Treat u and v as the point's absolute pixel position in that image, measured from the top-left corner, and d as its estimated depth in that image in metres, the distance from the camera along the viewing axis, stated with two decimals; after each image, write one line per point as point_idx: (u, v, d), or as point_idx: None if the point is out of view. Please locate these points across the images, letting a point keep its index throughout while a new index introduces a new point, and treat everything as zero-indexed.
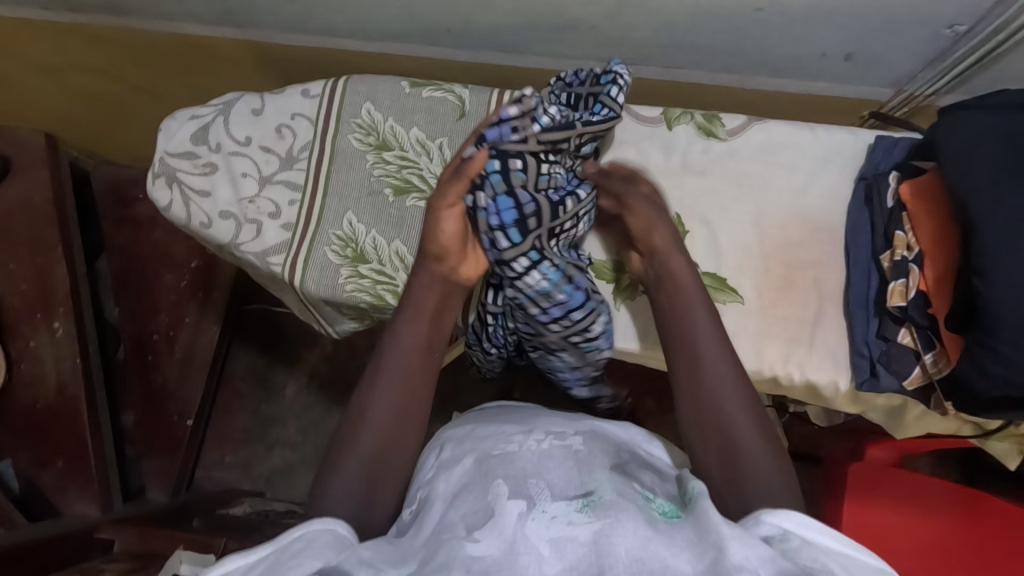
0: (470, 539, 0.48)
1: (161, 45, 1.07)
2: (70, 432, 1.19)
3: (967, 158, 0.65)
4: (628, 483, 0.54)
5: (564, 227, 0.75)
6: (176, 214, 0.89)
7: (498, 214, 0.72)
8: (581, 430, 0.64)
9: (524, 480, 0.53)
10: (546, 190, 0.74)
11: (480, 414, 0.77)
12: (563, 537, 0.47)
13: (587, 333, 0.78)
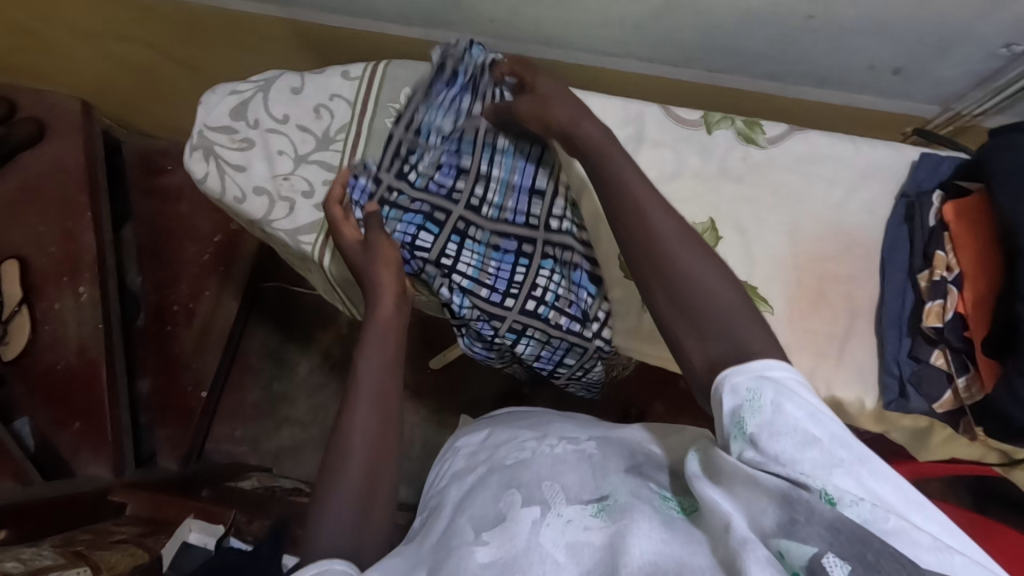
0: (481, 542, 0.49)
1: (202, 18, 1.09)
2: (88, 395, 1.21)
3: (1017, 181, 0.63)
4: (644, 484, 0.52)
5: (484, 194, 0.80)
6: (210, 186, 0.89)
7: (406, 231, 0.78)
8: (595, 436, 0.63)
9: (537, 484, 0.53)
10: (433, 181, 0.80)
11: (493, 419, 0.78)
12: (578, 542, 0.46)
13: (542, 293, 0.80)
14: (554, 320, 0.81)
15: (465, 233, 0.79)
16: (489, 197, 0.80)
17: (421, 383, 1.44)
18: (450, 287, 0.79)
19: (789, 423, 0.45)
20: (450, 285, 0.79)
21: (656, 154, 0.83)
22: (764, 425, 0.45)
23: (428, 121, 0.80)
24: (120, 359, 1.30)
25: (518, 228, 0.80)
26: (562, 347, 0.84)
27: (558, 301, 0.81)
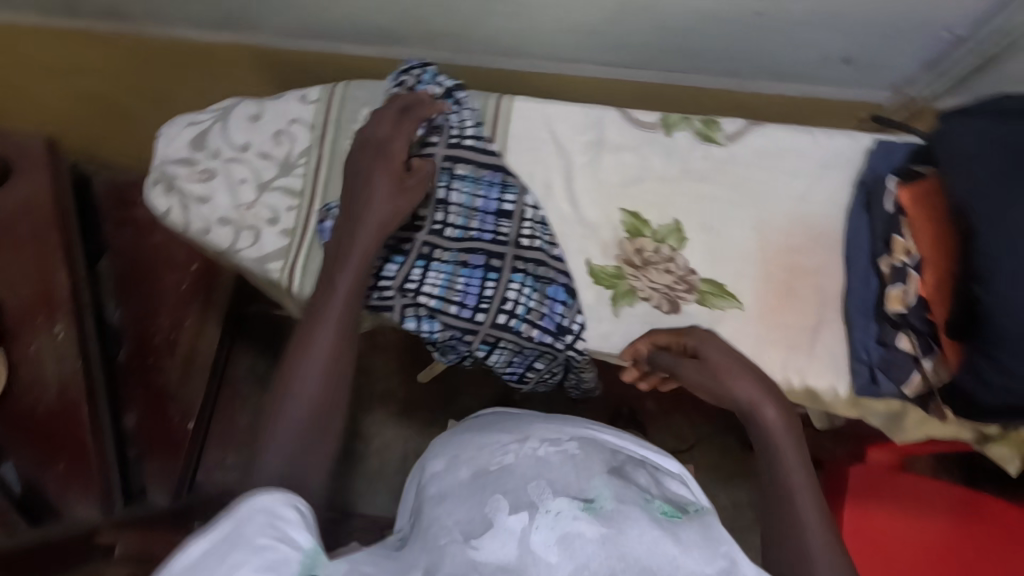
0: (470, 546, 0.48)
1: (159, 49, 1.08)
2: (71, 434, 1.18)
3: (965, 165, 0.65)
4: (627, 485, 0.53)
5: (446, 218, 0.79)
6: (174, 220, 0.89)
7: (372, 265, 0.79)
8: (574, 436, 0.62)
9: (523, 487, 0.52)
10: (395, 216, 0.79)
11: (478, 421, 0.77)
12: (570, 535, 0.47)
13: (512, 307, 0.78)
14: (527, 332, 0.78)
15: (430, 256, 0.79)
16: (454, 219, 0.79)
17: (410, 399, 1.43)
18: (418, 314, 0.79)
19: None
20: (420, 309, 0.78)
21: (618, 158, 0.84)
22: None
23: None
24: (102, 396, 1.28)
25: (485, 245, 0.79)
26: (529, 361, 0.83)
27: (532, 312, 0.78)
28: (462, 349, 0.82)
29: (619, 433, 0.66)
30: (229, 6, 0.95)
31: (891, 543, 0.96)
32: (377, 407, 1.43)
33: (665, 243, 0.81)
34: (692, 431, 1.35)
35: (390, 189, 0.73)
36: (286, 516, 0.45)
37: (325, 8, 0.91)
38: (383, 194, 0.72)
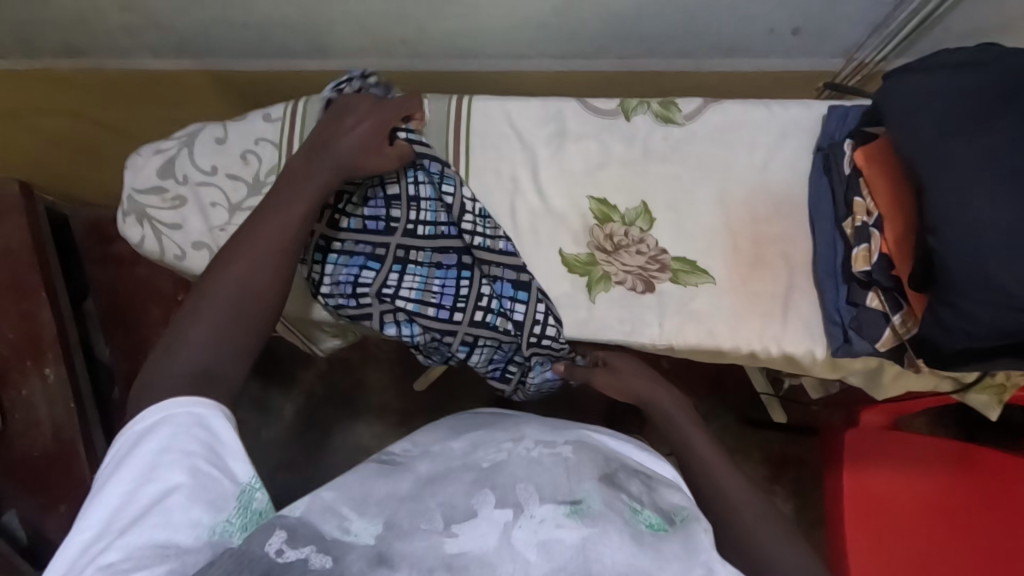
0: (449, 532, 0.48)
1: (120, 82, 1.08)
2: (70, 473, 1.19)
3: (913, 119, 0.66)
4: (617, 495, 0.54)
5: (417, 218, 0.80)
6: (149, 249, 0.89)
7: (348, 272, 0.79)
8: (571, 440, 0.64)
9: (512, 486, 0.53)
10: (369, 222, 0.80)
11: (463, 417, 0.77)
12: (551, 540, 0.48)
13: (486, 303, 0.78)
14: (503, 326, 0.79)
15: (406, 259, 0.79)
16: (422, 219, 0.80)
17: (407, 406, 1.44)
18: (397, 320, 0.80)
19: None
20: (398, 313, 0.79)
21: (580, 147, 0.85)
22: None
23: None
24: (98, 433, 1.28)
25: (454, 242, 0.80)
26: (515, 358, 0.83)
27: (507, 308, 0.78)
28: (444, 350, 0.83)
29: (615, 437, 0.69)
30: (186, 32, 0.96)
31: (892, 506, 0.97)
32: (375, 417, 1.44)
33: (634, 225, 0.82)
34: None
35: (366, 138, 0.74)
36: (221, 439, 0.52)
37: (279, 26, 0.92)
38: (357, 142, 0.74)
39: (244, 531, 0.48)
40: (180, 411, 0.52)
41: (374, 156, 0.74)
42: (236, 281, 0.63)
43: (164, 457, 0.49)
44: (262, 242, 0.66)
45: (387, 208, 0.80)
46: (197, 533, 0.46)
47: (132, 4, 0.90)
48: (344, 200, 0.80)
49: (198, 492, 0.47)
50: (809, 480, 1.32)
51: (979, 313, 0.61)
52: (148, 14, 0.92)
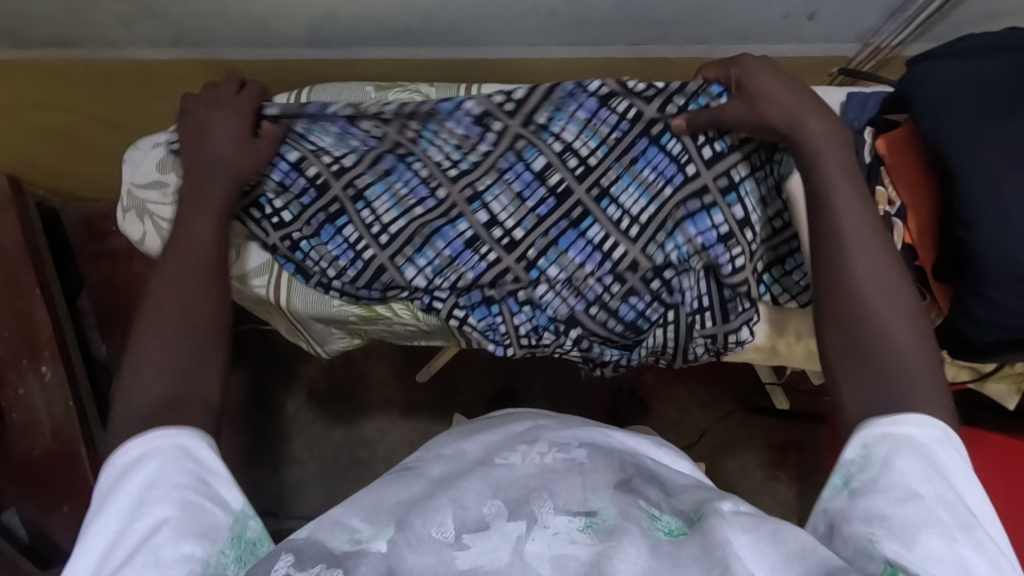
0: (460, 545, 0.47)
1: (114, 74, 1.05)
2: (73, 475, 1.18)
3: (942, 105, 0.65)
4: (633, 502, 0.51)
5: (331, 142, 0.82)
6: (151, 245, 0.87)
7: (330, 245, 0.81)
8: (586, 442, 0.61)
9: (524, 496, 0.51)
10: (291, 176, 0.80)
11: (490, 419, 0.74)
12: (564, 556, 0.46)
13: (451, 157, 0.81)
14: (474, 151, 0.81)
15: (358, 190, 0.81)
16: (338, 155, 0.81)
17: (412, 399, 1.42)
18: (408, 256, 0.80)
19: (893, 479, 0.48)
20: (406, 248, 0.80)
21: None
22: (868, 481, 0.49)
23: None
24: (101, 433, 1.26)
25: (384, 149, 0.82)
26: (588, 191, 0.79)
27: (483, 123, 0.81)
28: (469, 256, 0.79)
29: (634, 435, 0.67)
30: (180, 21, 0.92)
31: None
32: (378, 411, 1.42)
33: None
34: (693, 400, 1.36)
35: (234, 142, 0.75)
36: (210, 468, 0.51)
37: (278, 14, 0.89)
38: (226, 150, 0.75)
39: (239, 563, 0.46)
40: (166, 442, 0.51)
41: (255, 153, 0.77)
42: (166, 317, 0.60)
43: (155, 488, 0.48)
44: (187, 261, 0.65)
45: (299, 171, 0.80)
46: (190, 566, 0.44)
47: None
48: (264, 205, 0.80)
49: (190, 515, 0.47)
50: (816, 468, 1.32)
51: (1007, 303, 0.62)
52: (141, 3, 0.88)
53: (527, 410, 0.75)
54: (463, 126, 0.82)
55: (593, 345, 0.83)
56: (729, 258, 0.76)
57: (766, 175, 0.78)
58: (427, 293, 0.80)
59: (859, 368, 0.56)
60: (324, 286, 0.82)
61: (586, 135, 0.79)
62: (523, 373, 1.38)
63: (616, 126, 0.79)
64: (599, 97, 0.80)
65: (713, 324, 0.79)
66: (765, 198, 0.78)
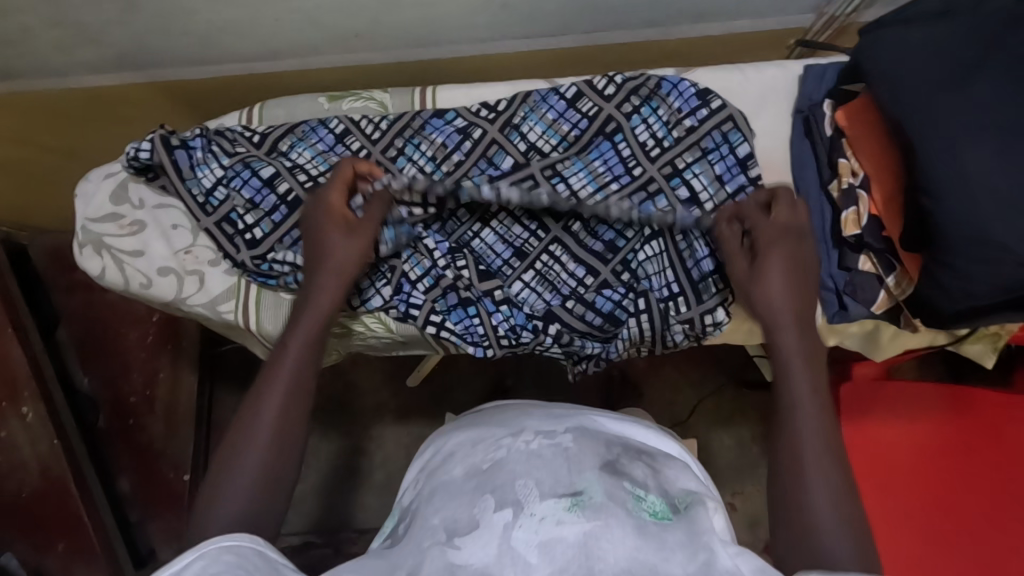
0: (451, 545, 0.48)
1: (60, 102, 1.01)
2: (63, 510, 1.09)
3: (897, 74, 0.64)
4: (618, 482, 0.52)
5: (303, 160, 0.83)
6: (112, 280, 0.83)
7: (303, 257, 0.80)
8: (572, 426, 0.60)
9: (511, 483, 0.51)
10: (260, 195, 0.81)
11: (478, 415, 0.71)
12: (551, 540, 0.46)
13: (426, 167, 0.81)
14: (447, 160, 0.81)
15: None
16: (317, 171, 0.82)
17: (404, 404, 1.35)
18: (373, 275, 0.79)
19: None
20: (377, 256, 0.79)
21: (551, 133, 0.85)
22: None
23: (197, 184, 0.82)
24: (88, 467, 1.17)
25: None
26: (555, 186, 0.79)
27: (464, 133, 0.82)
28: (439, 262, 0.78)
29: (617, 418, 0.65)
30: (123, 44, 0.89)
31: (889, 454, 0.88)
32: (372, 420, 1.35)
33: None
34: (685, 381, 1.35)
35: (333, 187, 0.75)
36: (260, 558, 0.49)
37: (223, 29, 0.86)
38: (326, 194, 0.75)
39: None
40: (228, 544, 0.48)
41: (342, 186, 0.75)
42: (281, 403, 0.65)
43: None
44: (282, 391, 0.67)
45: (271, 187, 0.81)
46: None
47: (64, 20, 0.84)
48: (236, 221, 0.81)
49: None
50: None
51: (974, 271, 0.61)
52: (80, 29, 0.86)
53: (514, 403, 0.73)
54: (445, 136, 0.82)
55: (574, 339, 0.77)
56: (687, 234, 0.77)
57: (719, 155, 0.78)
58: (400, 294, 0.78)
59: (792, 532, 0.59)
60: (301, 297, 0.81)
61: (549, 132, 0.81)
62: (513, 368, 1.35)
63: (579, 122, 0.81)
64: (567, 98, 0.82)
65: (687, 308, 0.76)
66: (727, 172, 0.77)
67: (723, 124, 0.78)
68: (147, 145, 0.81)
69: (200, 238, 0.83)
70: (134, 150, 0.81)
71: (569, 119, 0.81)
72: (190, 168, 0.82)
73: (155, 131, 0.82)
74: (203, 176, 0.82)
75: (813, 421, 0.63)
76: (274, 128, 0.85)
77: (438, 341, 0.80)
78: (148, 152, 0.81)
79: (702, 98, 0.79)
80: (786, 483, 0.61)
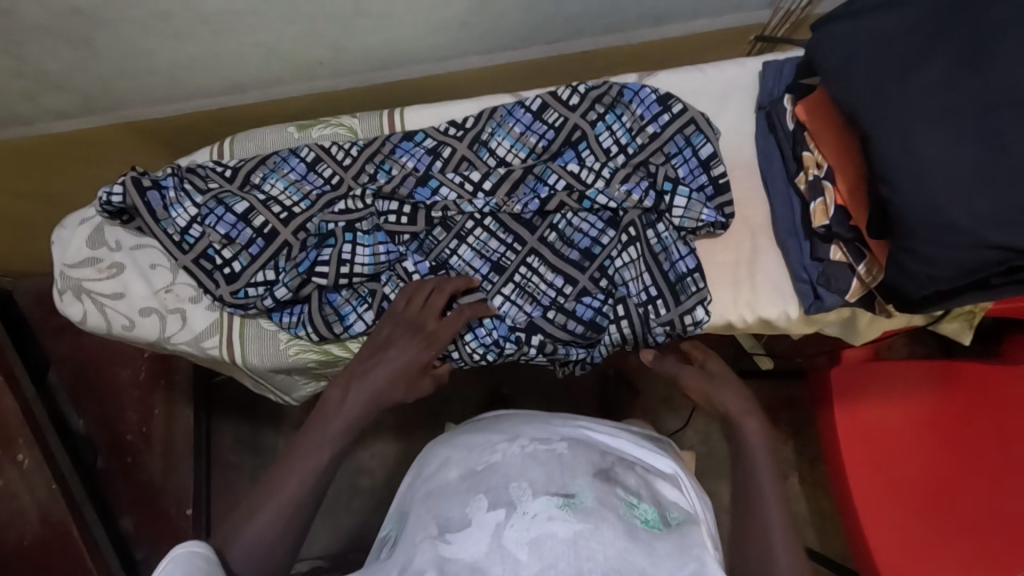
0: (443, 541, 0.48)
1: (33, 150, 1.01)
2: (68, 556, 1.06)
3: (851, 66, 0.66)
4: (611, 488, 0.52)
5: (275, 192, 0.83)
6: (94, 325, 0.83)
7: (283, 285, 0.79)
8: (568, 436, 0.61)
9: (505, 485, 0.51)
10: (237, 229, 0.81)
11: (480, 422, 0.71)
12: (542, 537, 0.46)
13: (399, 191, 0.81)
14: (422, 183, 0.81)
15: (309, 231, 0.81)
16: (292, 202, 0.82)
17: (401, 420, 1.32)
18: (354, 303, 0.81)
19: None
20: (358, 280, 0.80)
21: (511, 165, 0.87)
22: None
23: (171, 223, 0.82)
24: (90, 508, 1.16)
25: (334, 193, 0.83)
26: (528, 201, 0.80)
27: (434, 153, 0.83)
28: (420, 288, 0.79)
29: (613, 433, 0.66)
30: (87, 89, 0.89)
31: (880, 434, 0.89)
32: (371, 439, 1.32)
33: None
34: None
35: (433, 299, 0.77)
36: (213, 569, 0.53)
37: (187, 65, 0.87)
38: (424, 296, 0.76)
39: None
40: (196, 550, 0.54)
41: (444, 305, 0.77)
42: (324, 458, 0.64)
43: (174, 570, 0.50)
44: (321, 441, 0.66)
45: (246, 222, 0.82)
46: None
47: (26, 70, 0.84)
48: (213, 257, 0.81)
49: None
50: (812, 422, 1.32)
51: (938, 255, 0.62)
52: (42, 77, 0.86)
53: (502, 413, 0.74)
54: (415, 159, 0.83)
55: (557, 348, 0.79)
56: (661, 235, 0.78)
57: (685, 156, 0.79)
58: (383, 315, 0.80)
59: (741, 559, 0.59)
60: (288, 327, 0.81)
61: (517, 146, 0.82)
62: (510, 374, 1.32)
63: (547, 137, 0.82)
64: (533, 110, 0.83)
65: (666, 310, 0.76)
66: (691, 173, 0.79)
67: (685, 128, 0.80)
68: (118, 188, 0.81)
69: (178, 277, 0.83)
70: (104, 194, 0.81)
71: (537, 133, 0.83)
72: (163, 208, 0.82)
73: (126, 173, 0.82)
74: (176, 215, 0.82)
75: (765, 458, 0.66)
76: (245, 160, 0.85)
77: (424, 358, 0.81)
78: (121, 195, 0.81)
79: (663, 103, 0.81)
80: (744, 520, 0.61)
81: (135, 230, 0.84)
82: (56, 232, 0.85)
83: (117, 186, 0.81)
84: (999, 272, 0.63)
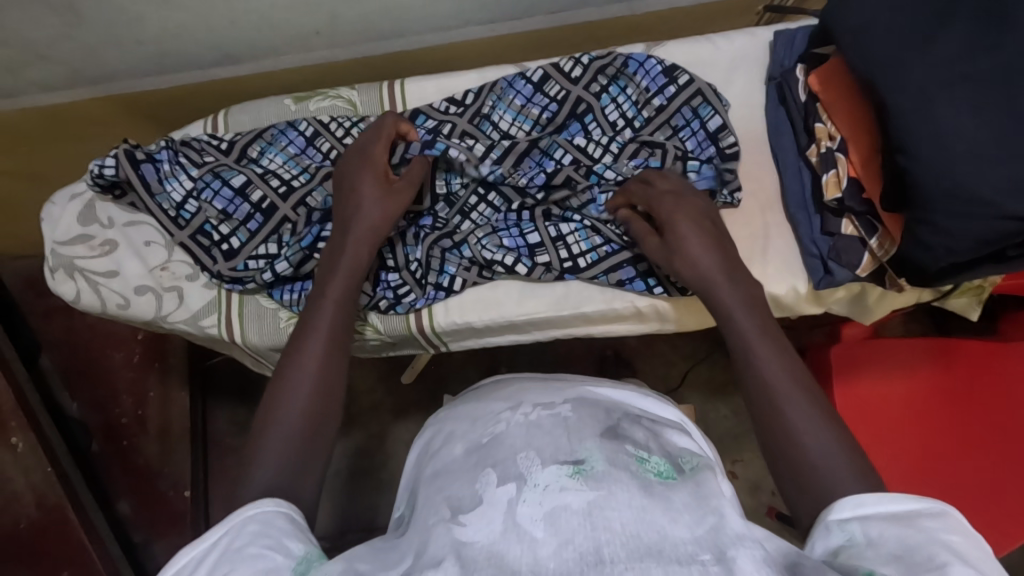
0: (456, 522, 0.47)
1: (17, 125, 0.98)
2: (66, 540, 1.04)
3: (869, 33, 0.65)
4: (620, 447, 0.51)
5: (273, 167, 0.81)
6: (88, 304, 0.80)
7: (285, 259, 0.77)
8: (571, 397, 0.60)
9: (512, 458, 0.50)
10: (235, 203, 0.79)
11: (477, 392, 0.69)
12: (557, 507, 0.45)
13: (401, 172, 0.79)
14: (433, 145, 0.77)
15: (309, 206, 0.79)
16: (290, 175, 0.81)
17: (400, 400, 1.31)
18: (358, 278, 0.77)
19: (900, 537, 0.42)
20: None
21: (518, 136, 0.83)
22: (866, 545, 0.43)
23: (166, 198, 0.79)
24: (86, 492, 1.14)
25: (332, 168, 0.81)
26: (530, 173, 0.77)
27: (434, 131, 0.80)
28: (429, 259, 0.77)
29: (617, 387, 0.65)
30: (75, 60, 0.86)
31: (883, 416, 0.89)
32: (370, 419, 1.30)
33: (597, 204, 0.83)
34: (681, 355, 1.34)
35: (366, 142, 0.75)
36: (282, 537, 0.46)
37: (179, 35, 0.83)
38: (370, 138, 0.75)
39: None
40: (252, 512, 0.47)
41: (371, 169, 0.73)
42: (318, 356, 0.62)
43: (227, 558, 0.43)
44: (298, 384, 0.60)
45: (243, 197, 0.79)
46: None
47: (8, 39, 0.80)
48: (210, 232, 0.79)
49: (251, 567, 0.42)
50: None
51: (955, 227, 0.61)
52: (29, 48, 0.83)
53: (518, 377, 0.73)
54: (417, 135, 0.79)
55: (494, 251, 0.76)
56: None
57: (694, 128, 0.78)
58: (383, 284, 0.77)
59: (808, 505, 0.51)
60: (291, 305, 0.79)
61: (517, 118, 0.81)
62: (508, 354, 1.31)
63: (548, 109, 0.80)
64: (534, 82, 0.81)
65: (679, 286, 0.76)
66: (700, 146, 0.78)
67: (692, 99, 0.78)
68: (109, 162, 0.78)
69: (174, 254, 0.81)
70: (95, 168, 0.78)
71: (539, 105, 0.81)
72: (157, 182, 0.79)
73: (117, 146, 0.79)
74: (173, 189, 0.80)
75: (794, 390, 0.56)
76: (241, 134, 0.83)
77: (430, 336, 0.81)
78: (113, 169, 0.78)
79: (669, 75, 0.79)
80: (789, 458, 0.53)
81: (131, 205, 0.82)
82: (46, 210, 0.82)
83: (111, 157, 0.78)
84: (1014, 244, 0.63)
